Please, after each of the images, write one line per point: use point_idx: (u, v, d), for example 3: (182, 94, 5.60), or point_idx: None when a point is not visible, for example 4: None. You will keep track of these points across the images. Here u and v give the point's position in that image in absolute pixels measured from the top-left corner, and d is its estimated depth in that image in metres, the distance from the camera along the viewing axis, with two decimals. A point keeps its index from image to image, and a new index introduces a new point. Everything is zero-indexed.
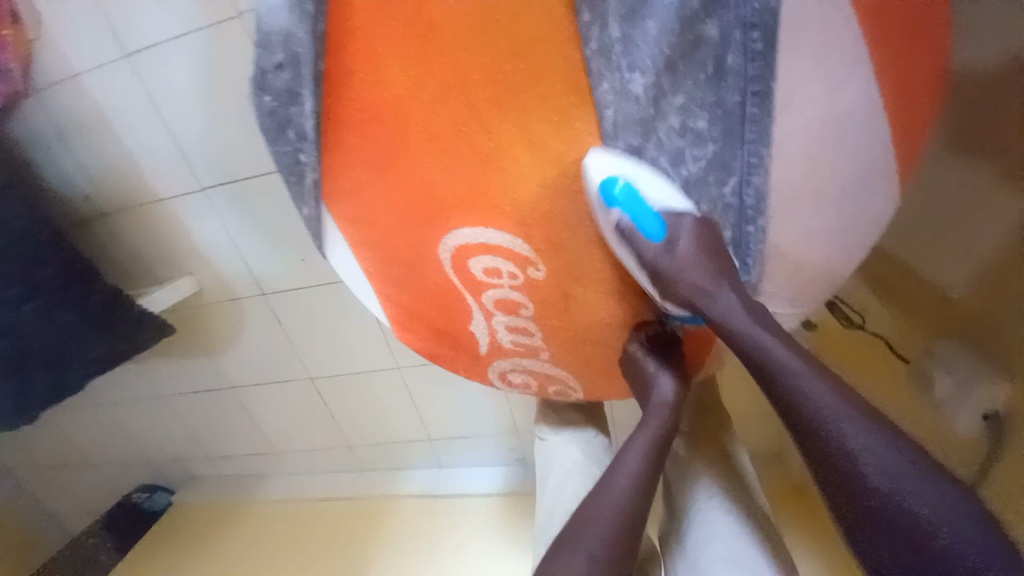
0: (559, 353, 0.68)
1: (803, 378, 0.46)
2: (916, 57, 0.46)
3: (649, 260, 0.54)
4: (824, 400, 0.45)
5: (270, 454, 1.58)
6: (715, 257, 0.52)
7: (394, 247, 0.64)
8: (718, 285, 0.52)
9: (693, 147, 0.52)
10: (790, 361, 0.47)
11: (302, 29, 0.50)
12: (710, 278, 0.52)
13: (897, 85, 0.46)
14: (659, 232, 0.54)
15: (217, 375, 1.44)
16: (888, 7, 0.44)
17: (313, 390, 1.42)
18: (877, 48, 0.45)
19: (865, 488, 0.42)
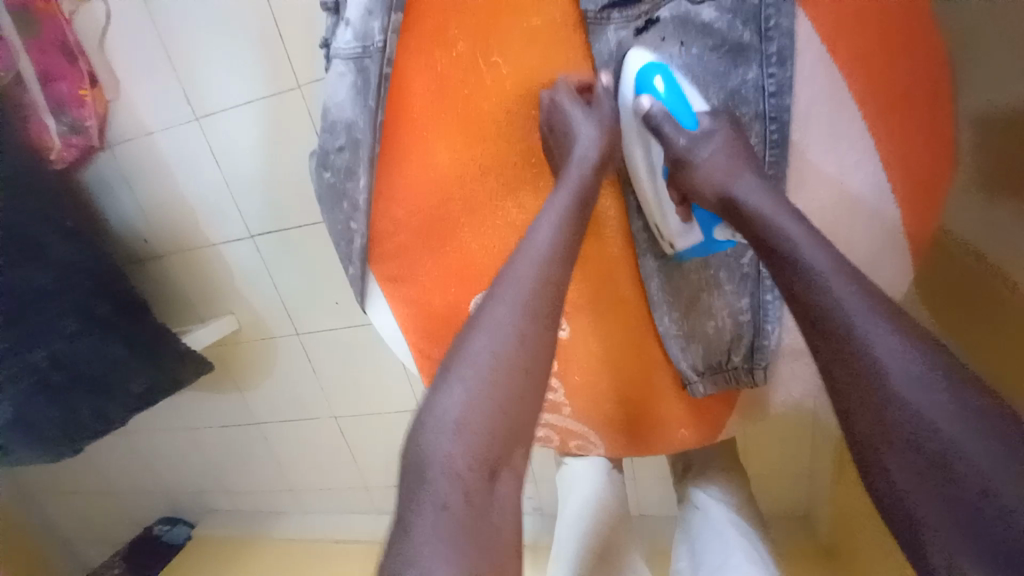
0: (581, 409, 0.70)
1: (851, 313, 0.40)
2: (926, 153, 0.50)
3: (673, 145, 0.51)
4: (879, 338, 0.39)
5: (289, 490, 1.60)
6: (747, 158, 0.50)
7: (429, 305, 0.68)
8: (765, 196, 0.48)
9: None
10: (853, 302, 0.40)
11: (364, 119, 0.57)
12: (751, 174, 0.49)
13: (906, 178, 0.50)
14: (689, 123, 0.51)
15: (246, 409, 1.49)
16: (893, 114, 0.49)
17: (335, 428, 1.45)
18: (881, 149, 0.50)
19: (895, 403, 0.37)
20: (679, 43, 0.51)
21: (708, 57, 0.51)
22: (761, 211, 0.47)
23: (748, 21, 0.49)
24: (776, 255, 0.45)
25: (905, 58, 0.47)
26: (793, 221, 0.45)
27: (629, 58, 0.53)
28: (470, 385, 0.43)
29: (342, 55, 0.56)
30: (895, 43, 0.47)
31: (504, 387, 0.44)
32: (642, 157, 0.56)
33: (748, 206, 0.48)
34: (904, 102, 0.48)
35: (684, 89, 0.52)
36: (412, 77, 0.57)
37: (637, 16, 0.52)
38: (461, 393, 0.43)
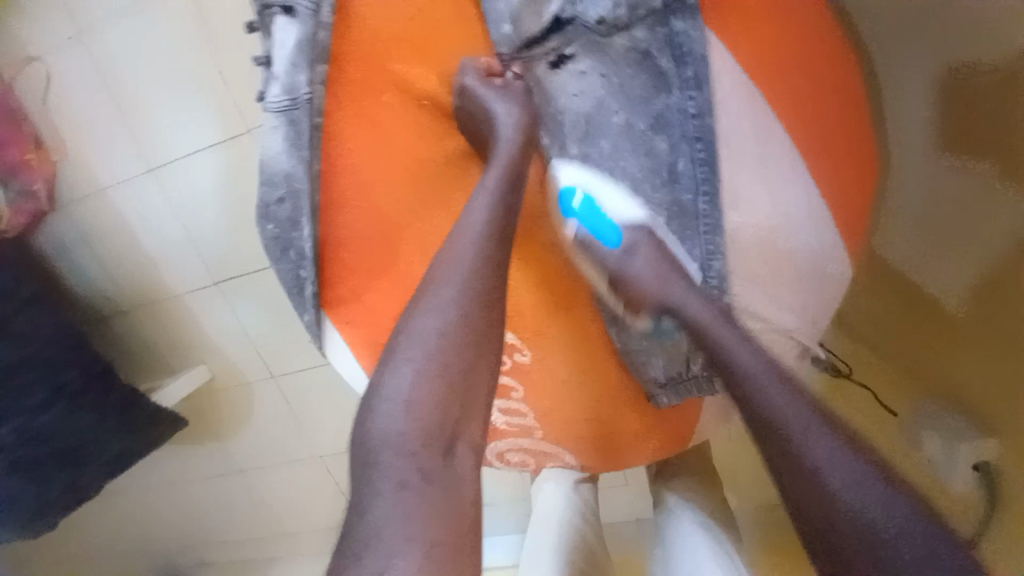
0: (553, 432, 0.70)
1: (775, 401, 0.47)
2: (844, 153, 0.54)
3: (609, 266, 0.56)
4: (775, 399, 0.48)
5: (282, 534, 1.57)
6: (675, 276, 0.54)
7: (388, 344, 0.66)
8: (703, 304, 0.53)
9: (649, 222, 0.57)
10: (751, 363, 0.50)
11: (299, 171, 0.57)
12: (684, 288, 0.54)
13: (828, 178, 0.54)
14: (615, 241, 0.55)
15: (229, 457, 1.46)
16: (807, 120, 0.53)
17: (322, 467, 1.42)
18: (804, 151, 0.53)
19: (807, 476, 0.43)
20: (597, 73, 0.52)
21: (627, 83, 0.52)
22: (692, 312, 0.53)
23: (662, 49, 0.52)
24: (698, 337, 0.53)
25: (800, 73, 0.52)
26: (722, 323, 0.52)
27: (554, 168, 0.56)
28: (423, 364, 0.47)
29: (272, 109, 0.56)
30: (789, 61, 0.52)
31: (455, 361, 0.48)
32: (576, 249, 0.58)
33: (681, 309, 0.54)
34: (814, 109, 0.52)
35: (600, 201, 0.54)
36: (346, 127, 0.58)
37: (548, 53, 0.54)
38: (415, 372, 0.46)
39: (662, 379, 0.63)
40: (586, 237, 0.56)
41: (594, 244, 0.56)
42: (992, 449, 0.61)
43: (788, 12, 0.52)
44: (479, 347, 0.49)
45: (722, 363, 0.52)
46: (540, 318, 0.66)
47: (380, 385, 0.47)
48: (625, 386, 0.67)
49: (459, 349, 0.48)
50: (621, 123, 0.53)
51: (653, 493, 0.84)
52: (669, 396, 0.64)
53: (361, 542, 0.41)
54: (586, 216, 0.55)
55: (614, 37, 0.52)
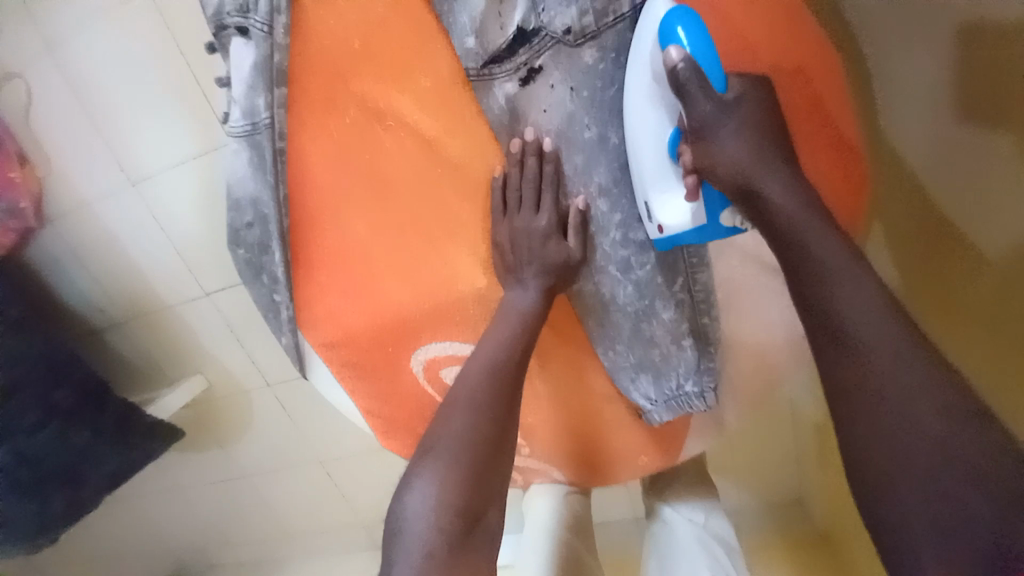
0: (539, 448, 0.70)
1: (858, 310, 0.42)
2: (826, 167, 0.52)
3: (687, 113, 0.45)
4: (863, 317, 0.41)
5: (287, 536, 1.59)
6: (778, 142, 0.46)
7: (369, 365, 0.66)
8: (788, 195, 0.45)
9: (627, 236, 0.54)
10: (835, 261, 0.44)
11: (266, 195, 0.56)
12: (772, 170, 0.46)
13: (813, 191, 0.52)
14: (719, 87, 0.45)
15: (231, 463, 1.47)
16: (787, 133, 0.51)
17: (322, 470, 1.43)
18: None
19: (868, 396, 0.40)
20: (567, 86, 0.49)
21: (599, 96, 0.49)
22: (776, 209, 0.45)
23: (633, 58, 0.48)
24: (771, 231, 0.46)
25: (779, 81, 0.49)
26: (799, 198, 0.45)
27: (653, 3, 0.45)
28: (449, 459, 0.48)
29: (235, 133, 0.55)
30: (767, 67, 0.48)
31: (475, 453, 0.49)
32: (642, 123, 0.48)
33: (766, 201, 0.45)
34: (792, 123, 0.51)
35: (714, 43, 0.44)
36: (309, 149, 0.56)
37: (517, 67, 0.49)
38: (444, 468, 0.47)
39: (648, 395, 0.61)
40: (686, 68, 0.43)
41: (695, 89, 0.44)
42: None
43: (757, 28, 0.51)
44: (495, 432, 0.50)
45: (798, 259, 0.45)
46: None
47: (407, 490, 0.48)
48: (614, 405, 0.65)
49: (471, 442, 0.49)
50: (594, 137, 0.51)
51: (647, 502, 0.83)
52: (657, 413, 0.62)
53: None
54: (699, 51, 0.43)
55: (584, 48, 0.48)
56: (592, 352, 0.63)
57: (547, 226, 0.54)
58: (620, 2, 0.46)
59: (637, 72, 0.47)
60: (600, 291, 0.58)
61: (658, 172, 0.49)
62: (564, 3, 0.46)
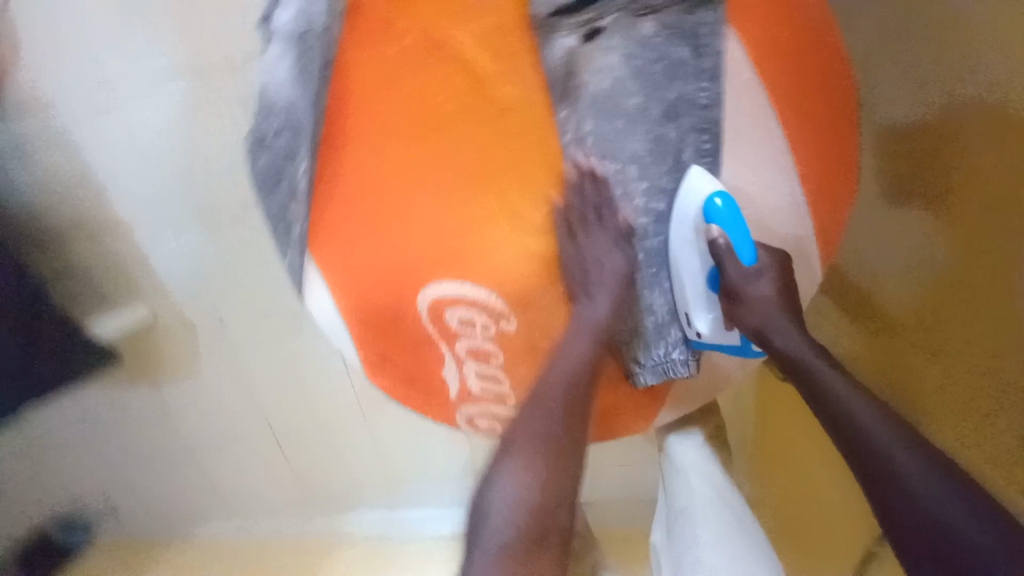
0: (527, 404, 0.70)
1: (876, 433, 0.51)
2: (835, 168, 0.59)
3: (731, 281, 0.58)
4: (868, 421, 0.52)
5: (216, 492, 1.51)
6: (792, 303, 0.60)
7: (373, 297, 0.66)
8: (794, 333, 0.59)
9: (647, 203, 0.59)
10: (841, 387, 0.55)
11: (305, 102, 0.57)
12: (787, 319, 0.60)
13: (817, 190, 0.58)
14: (749, 257, 0.57)
15: (166, 409, 1.37)
16: (811, 131, 0.57)
17: (268, 431, 1.38)
18: (800, 162, 0.57)
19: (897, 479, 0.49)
20: (621, 52, 0.54)
21: (648, 69, 0.54)
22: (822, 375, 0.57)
23: (685, 38, 0.53)
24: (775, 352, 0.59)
25: (807, 83, 0.56)
26: (852, 385, 0.55)
27: (688, 174, 0.57)
28: None
29: (282, 38, 0.57)
30: (797, 72, 0.55)
31: None
32: (687, 257, 0.60)
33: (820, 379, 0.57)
34: (814, 122, 0.56)
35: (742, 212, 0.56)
36: (359, 67, 0.58)
37: (581, 25, 0.56)
38: None
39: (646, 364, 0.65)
40: (723, 241, 0.57)
41: (729, 259, 0.57)
42: None
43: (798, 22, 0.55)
44: None
45: (819, 393, 0.56)
46: (531, 291, 0.64)
47: None
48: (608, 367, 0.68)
49: None
50: (637, 106, 0.55)
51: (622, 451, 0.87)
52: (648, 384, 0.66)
53: None
54: (730, 221, 0.56)
55: (643, 21, 0.53)
56: (596, 315, 0.65)
57: (578, 182, 0.59)
58: None
59: (681, 223, 0.58)
60: (613, 254, 0.63)
61: (699, 298, 0.62)
62: None
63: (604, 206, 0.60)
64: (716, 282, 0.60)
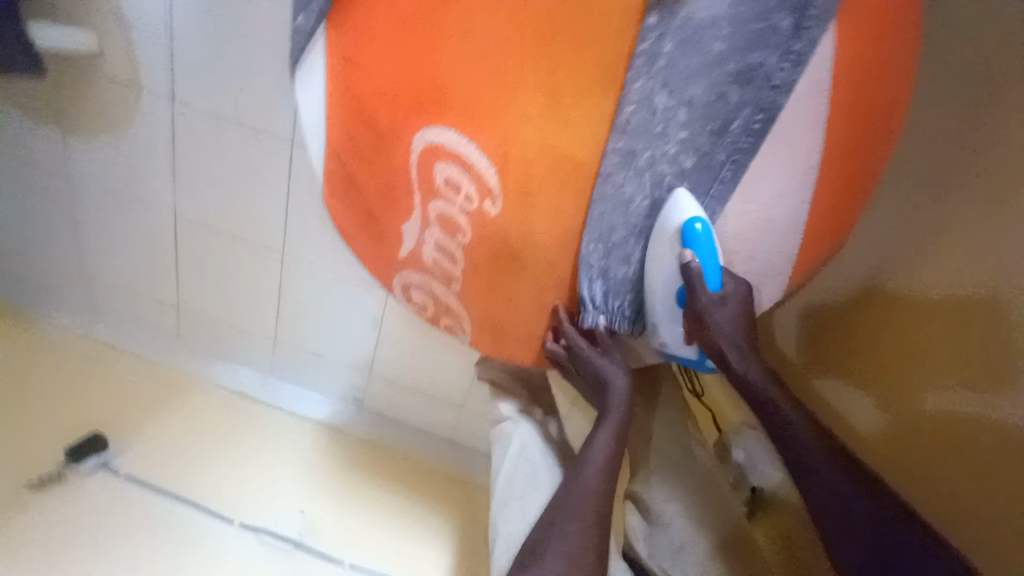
0: (468, 293, 0.71)
1: (827, 471, 0.60)
2: (843, 203, 0.62)
3: (700, 304, 0.63)
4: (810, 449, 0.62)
5: (82, 273, 1.34)
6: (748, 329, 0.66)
7: (373, 112, 0.62)
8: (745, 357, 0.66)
9: (677, 154, 0.59)
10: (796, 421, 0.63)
11: None
12: (741, 346, 0.65)
13: (819, 213, 0.62)
14: (714, 282, 0.63)
15: (65, 158, 1.19)
16: (844, 157, 0.59)
17: (172, 231, 1.25)
18: (820, 182, 0.59)
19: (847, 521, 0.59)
20: None
21: (747, 21, 0.52)
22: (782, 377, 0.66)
23: (792, 10, 0.52)
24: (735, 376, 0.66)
25: (866, 107, 0.57)
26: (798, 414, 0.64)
27: (677, 195, 0.60)
28: None
29: None
30: (865, 96, 0.56)
31: None
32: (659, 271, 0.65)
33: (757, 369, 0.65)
34: (851, 151, 0.58)
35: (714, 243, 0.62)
36: None
37: None
38: None
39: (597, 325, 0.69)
40: (695, 265, 0.61)
41: (699, 282, 0.62)
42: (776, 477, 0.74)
43: (888, 50, 0.55)
44: None
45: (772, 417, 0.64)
46: (532, 186, 0.62)
47: None
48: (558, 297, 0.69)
49: None
50: (717, 53, 0.54)
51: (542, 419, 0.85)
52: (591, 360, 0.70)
53: None
54: (704, 250, 0.61)
55: None
56: (576, 240, 0.64)
57: (628, 100, 0.56)
58: None
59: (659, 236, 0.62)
60: (623, 191, 0.61)
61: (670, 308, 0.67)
62: None
63: (640, 137, 0.57)
64: (682, 297, 0.66)
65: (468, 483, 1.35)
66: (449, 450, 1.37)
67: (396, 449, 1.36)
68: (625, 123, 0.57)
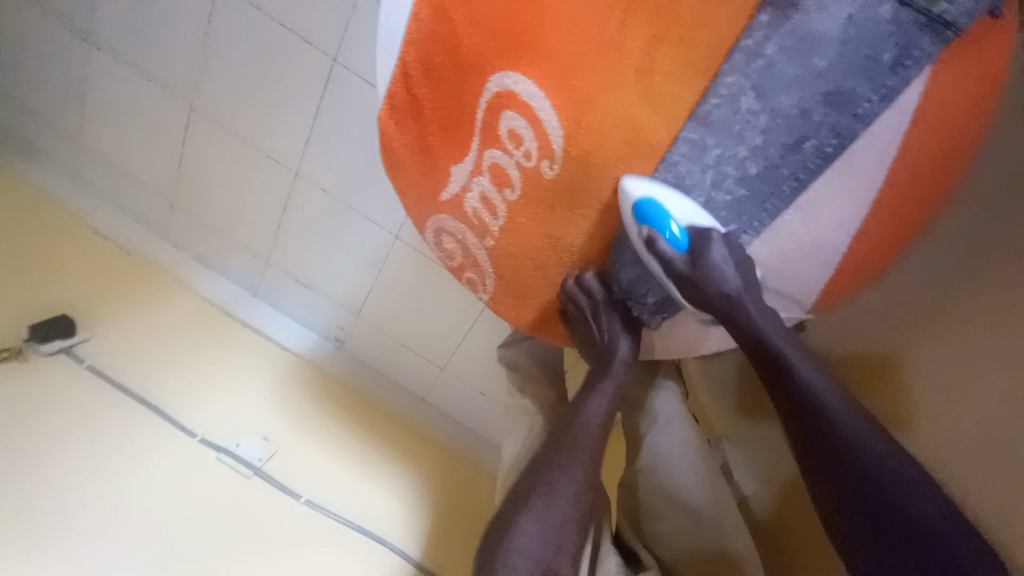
0: (500, 251, 0.69)
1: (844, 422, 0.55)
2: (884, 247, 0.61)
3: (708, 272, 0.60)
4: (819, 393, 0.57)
5: (81, 139, 1.27)
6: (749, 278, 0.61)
7: (456, 38, 0.60)
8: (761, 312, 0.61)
9: (744, 160, 0.57)
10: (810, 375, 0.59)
11: None
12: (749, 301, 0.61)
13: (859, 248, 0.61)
14: (681, 242, 0.61)
15: (87, 12, 1.11)
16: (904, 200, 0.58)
17: (184, 119, 1.18)
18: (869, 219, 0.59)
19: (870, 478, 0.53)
20: (849, 10, 0.51)
21: (855, 43, 0.51)
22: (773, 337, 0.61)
23: (897, 47, 0.51)
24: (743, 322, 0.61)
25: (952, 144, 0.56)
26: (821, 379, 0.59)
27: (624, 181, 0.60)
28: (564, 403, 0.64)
29: None
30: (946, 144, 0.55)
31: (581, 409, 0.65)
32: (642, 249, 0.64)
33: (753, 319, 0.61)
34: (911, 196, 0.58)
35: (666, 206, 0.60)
36: None
37: None
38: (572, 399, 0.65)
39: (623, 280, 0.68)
40: (649, 234, 0.60)
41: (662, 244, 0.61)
42: (751, 487, 0.79)
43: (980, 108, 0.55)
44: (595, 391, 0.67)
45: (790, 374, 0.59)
46: (596, 157, 0.60)
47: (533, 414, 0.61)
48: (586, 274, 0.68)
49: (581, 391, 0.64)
50: (816, 69, 0.53)
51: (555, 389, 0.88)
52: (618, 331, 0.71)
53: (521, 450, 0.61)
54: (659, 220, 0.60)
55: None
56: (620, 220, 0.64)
57: (715, 92, 0.56)
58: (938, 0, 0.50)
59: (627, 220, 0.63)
60: (682, 183, 0.60)
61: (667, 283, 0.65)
62: None
63: (715, 133, 0.57)
64: (683, 244, 0.61)
65: (429, 444, 1.34)
66: (418, 407, 1.38)
67: (366, 395, 1.35)
68: (705, 115, 0.56)
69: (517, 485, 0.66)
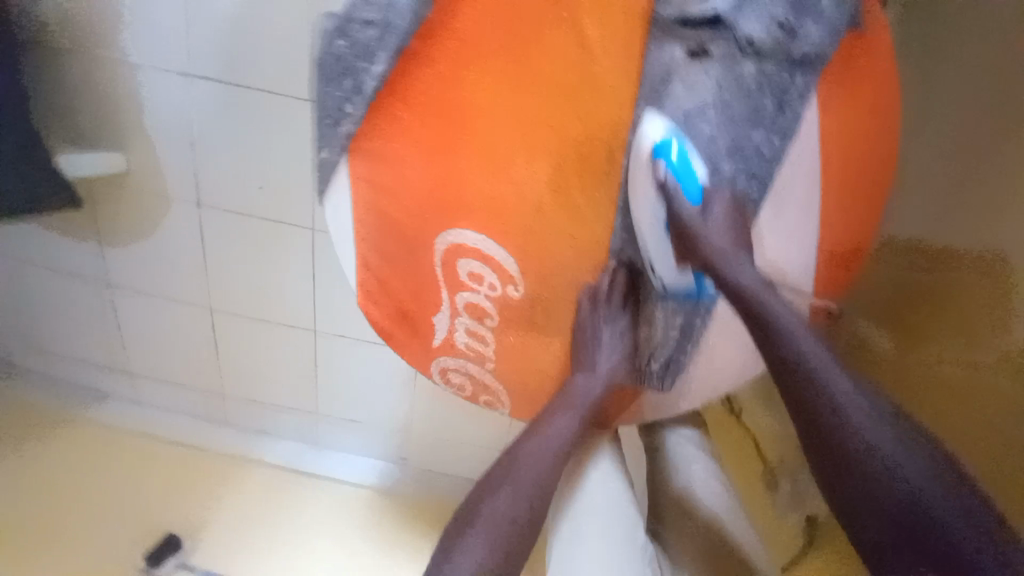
0: (503, 369, 0.75)
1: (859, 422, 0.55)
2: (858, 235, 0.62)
3: (682, 218, 0.60)
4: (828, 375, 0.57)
5: (127, 367, 1.43)
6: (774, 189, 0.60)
7: (398, 221, 0.67)
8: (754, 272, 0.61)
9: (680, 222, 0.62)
10: (813, 350, 0.59)
11: (407, 8, 0.56)
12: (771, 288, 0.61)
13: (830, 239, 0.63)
14: (694, 197, 0.60)
15: (103, 267, 1.28)
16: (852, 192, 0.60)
17: (208, 322, 1.32)
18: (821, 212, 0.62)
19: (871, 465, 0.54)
20: (715, 82, 0.56)
21: (733, 103, 0.57)
22: (800, 353, 0.59)
23: (772, 92, 0.56)
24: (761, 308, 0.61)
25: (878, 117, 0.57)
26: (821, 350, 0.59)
27: (647, 120, 0.59)
28: (509, 493, 0.67)
29: None
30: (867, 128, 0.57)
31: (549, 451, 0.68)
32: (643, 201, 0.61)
33: (794, 341, 0.59)
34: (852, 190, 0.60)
35: (692, 159, 0.59)
36: None
37: (695, 40, 0.55)
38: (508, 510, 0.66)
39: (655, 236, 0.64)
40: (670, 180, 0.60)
41: (676, 194, 0.60)
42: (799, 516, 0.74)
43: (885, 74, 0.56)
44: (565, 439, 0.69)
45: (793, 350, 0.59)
46: (552, 265, 0.67)
47: (468, 529, 0.66)
48: None
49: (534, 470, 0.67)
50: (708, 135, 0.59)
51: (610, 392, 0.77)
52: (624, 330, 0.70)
53: (453, 542, 0.66)
54: (679, 166, 0.59)
55: (747, 62, 0.55)
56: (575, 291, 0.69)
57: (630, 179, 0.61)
58: (795, 44, 0.53)
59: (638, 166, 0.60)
60: (632, 256, 0.66)
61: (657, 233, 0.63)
62: (761, 15, 0.52)
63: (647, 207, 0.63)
64: (695, 196, 0.60)
65: None
66: None
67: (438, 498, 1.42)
68: (628, 201, 0.62)
69: (468, 500, 0.71)
